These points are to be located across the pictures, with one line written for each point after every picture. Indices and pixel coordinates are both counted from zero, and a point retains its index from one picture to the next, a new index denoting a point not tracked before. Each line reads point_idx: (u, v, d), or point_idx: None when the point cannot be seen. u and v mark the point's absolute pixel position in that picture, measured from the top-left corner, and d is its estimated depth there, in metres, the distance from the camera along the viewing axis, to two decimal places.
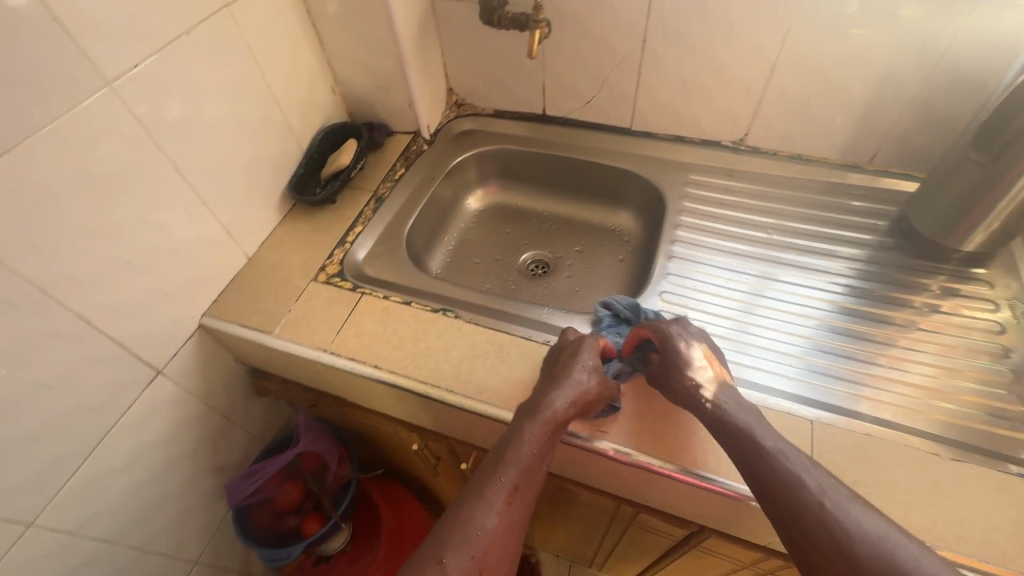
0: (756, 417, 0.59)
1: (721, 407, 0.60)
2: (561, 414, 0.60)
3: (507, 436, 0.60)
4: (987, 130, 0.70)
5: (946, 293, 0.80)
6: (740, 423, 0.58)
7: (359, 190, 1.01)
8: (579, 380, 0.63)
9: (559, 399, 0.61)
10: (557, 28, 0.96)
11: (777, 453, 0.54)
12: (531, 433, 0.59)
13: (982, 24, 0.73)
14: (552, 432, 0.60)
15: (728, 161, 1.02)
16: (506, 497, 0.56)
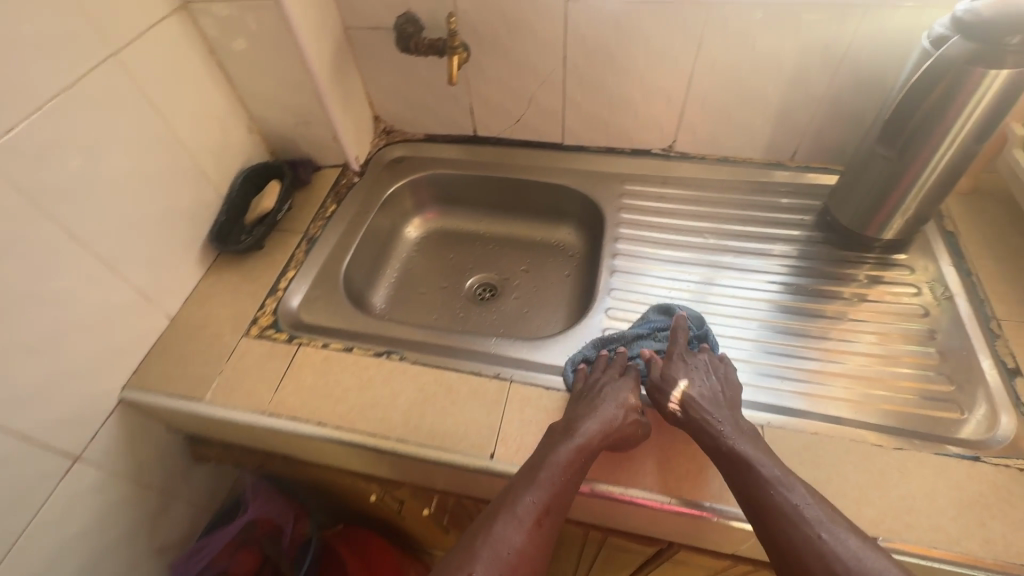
0: (753, 440, 0.60)
1: (726, 426, 0.62)
2: (590, 440, 0.62)
3: (539, 455, 0.61)
4: (889, 125, 0.72)
5: (874, 281, 0.83)
6: (750, 442, 0.60)
7: (288, 231, 0.96)
8: (611, 412, 0.65)
9: (590, 426, 0.63)
10: (478, 51, 0.94)
11: (774, 476, 0.56)
12: (562, 458, 0.60)
13: (876, 25, 0.77)
14: (583, 460, 0.61)
15: (660, 168, 1.03)
16: (535, 518, 0.57)
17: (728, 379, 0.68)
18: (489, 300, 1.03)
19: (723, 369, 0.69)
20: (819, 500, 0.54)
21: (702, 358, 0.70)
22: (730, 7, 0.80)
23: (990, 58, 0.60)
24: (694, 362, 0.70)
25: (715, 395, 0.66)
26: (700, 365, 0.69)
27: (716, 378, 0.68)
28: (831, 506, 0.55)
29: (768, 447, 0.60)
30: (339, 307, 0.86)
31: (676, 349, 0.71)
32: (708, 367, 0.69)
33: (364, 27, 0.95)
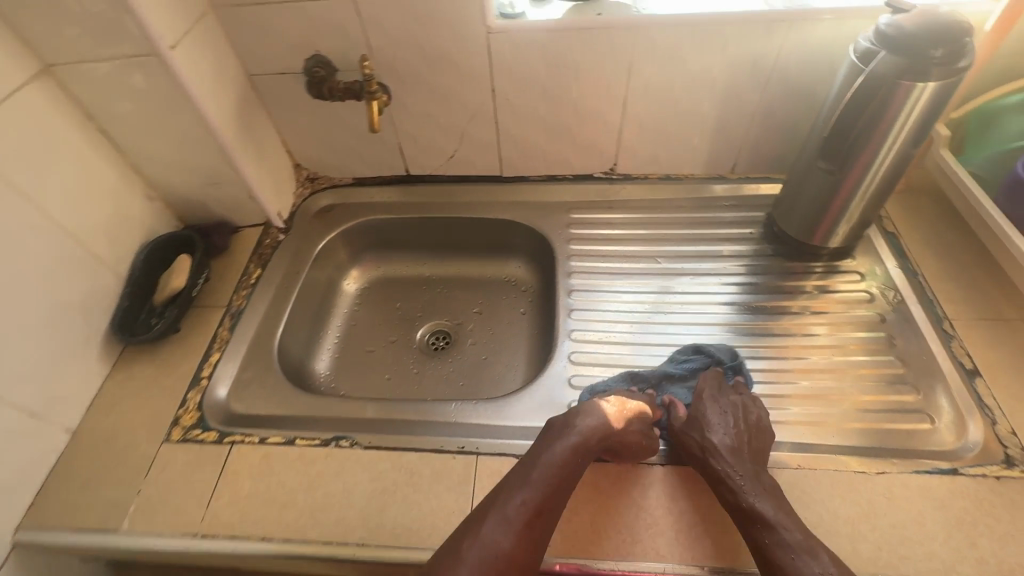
0: (774, 497, 0.57)
1: (746, 480, 0.58)
2: (586, 439, 0.61)
3: (533, 455, 0.61)
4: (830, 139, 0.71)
5: (828, 290, 0.83)
6: (772, 499, 0.56)
7: (208, 306, 0.85)
8: (605, 410, 0.64)
9: (591, 426, 0.62)
10: (400, 90, 0.88)
11: (784, 536, 0.53)
12: (556, 456, 0.60)
13: (800, 38, 0.76)
14: (578, 459, 0.60)
15: (604, 192, 0.99)
16: (527, 517, 0.56)
17: (759, 422, 0.65)
18: (445, 349, 0.97)
19: (758, 411, 0.66)
20: (836, 563, 0.50)
21: (734, 397, 0.67)
22: (657, 29, 0.77)
23: (918, 72, 0.60)
24: (722, 401, 0.66)
25: (739, 437, 0.62)
26: (728, 406, 0.66)
27: (745, 420, 0.64)
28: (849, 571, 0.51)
29: (792, 507, 0.57)
30: (276, 389, 0.77)
31: (703, 388, 0.69)
32: (738, 406, 0.66)
33: (271, 73, 0.86)
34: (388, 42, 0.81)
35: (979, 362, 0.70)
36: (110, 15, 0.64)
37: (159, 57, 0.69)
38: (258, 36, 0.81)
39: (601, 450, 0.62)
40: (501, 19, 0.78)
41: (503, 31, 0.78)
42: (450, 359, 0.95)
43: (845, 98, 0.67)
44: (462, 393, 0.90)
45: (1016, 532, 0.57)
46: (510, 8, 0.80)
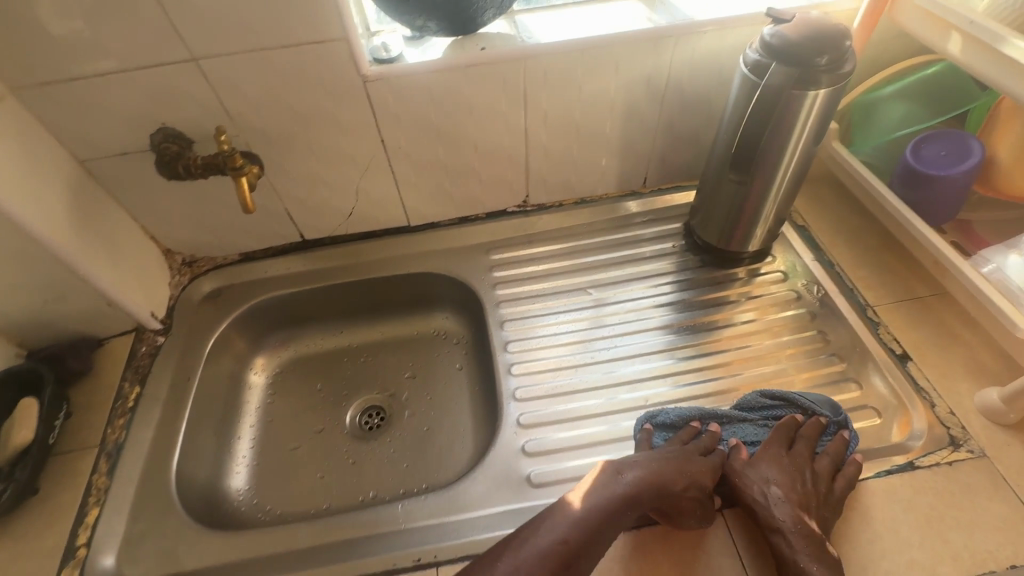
0: (818, 548, 0.54)
1: (792, 525, 0.56)
2: (636, 493, 0.58)
3: (583, 488, 0.60)
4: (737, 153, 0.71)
5: (755, 293, 0.82)
6: (813, 547, 0.54)
7: (76, 450, 0.69)
8: (669, 478, 0.59)
9: (641, 473, 0.60)
10: (275, 154, 0.77)
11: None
12: (605, 501, 0.58)
13: (687, 52, 0.75)
14: (624, 506, 0.58)
15: (522, 227, 0.94)
16: (559, 562, 0.54)
17: (843, 497, 0.59)
18: (381, 427, 0.87)
19: (845, 486, 0.60)
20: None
21: (819, 461, 0.61)
22: (546, 59, 0.72)
23: (807, 81, 0.60)
24: (796, 463, 0.61)
25: (808, 495, 0.58)
26: (797, 466, 0.61)
27: (821, 483, 0.59)
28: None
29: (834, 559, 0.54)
30: (181, 537, 0.64)
31: (776, 446, 0.63)
32: (814, 469, 0.60)
33: (108, 155, 0.72)
34: (249, 104, 0.70)
35: (907, 346, 0.72)
36: None
37: None
38: (81, 116, 0.67)
39: (649, 506, 0.58)
40: (376, 66, 0.70)
41: (381, 79, 0.70)
42: (390, 439, 0.86)
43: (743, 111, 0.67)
44: (408, 478, 0.81)
45: (978, 519, 0.58)
46: (384, 51, 0.72)
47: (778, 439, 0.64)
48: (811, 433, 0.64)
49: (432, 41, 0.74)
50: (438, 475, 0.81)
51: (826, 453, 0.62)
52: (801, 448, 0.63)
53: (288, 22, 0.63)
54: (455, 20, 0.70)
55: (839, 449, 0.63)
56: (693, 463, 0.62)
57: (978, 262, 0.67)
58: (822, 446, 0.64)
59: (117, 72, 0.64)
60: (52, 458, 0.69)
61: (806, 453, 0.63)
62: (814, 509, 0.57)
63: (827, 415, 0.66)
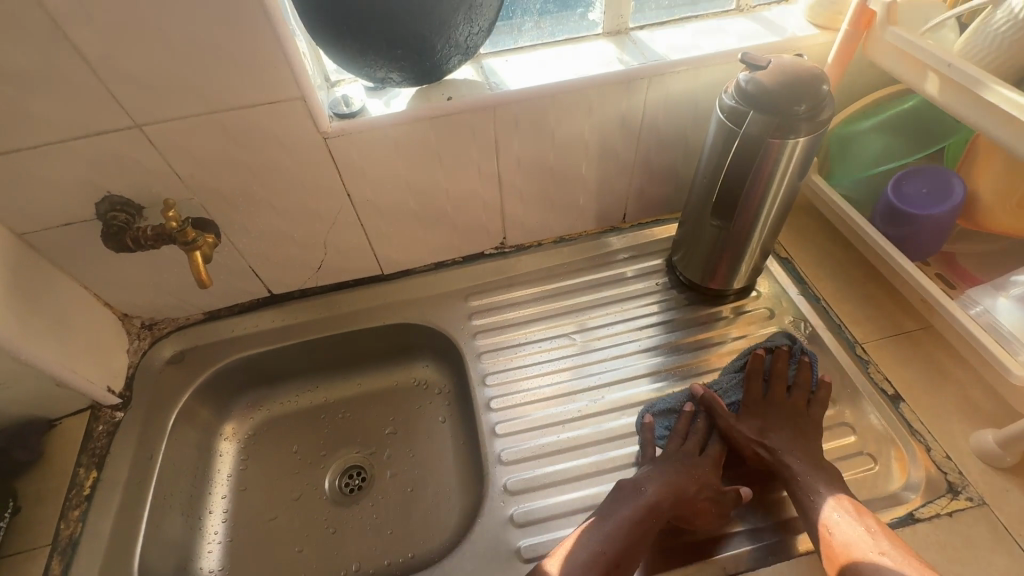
0: (822, 472, 0.63)
1: (795, 461, 0.65)
2: (659, 501, 0.62)
3: (609, 502, 0.63)
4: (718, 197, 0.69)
5: (741, 331, 0.81)
6: (822, 474, 0.63)
7: (27, 549, 0.64)
8: (678, 479, 0.64)
9: (660, 479, 0.64)
10: (233, 215, 0.72)
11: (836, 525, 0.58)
12: (632, 512, 0.61)
13: (662, 91, 0.72)
14: (653, 513, 0.61)
15: (500, 269, 0.90)
16: (604, 569, 0.57)
17: (820, 420, 0.68)
18: (363, 489, 0.83)
19: (818, 410, 0.69)
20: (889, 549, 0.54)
21: (795, 396, 0.70)
22: (515, 106, 0.69)
23: (787, 129, 0.58)
24: (777, 403, 0.70)
25: (795, 428, 0.68)
26: (780, 404, 0.70)
27: (797, 413, 0.69)
28: (900, 557, 0.53)
29: (837, 474, 0.63)
30: None
31: (755, 386, 0.72)
32: (796, 406, 0.70)
33: (49, 227, 0.66)
34: (201, 167, 0.66)
35: (898, 386, 0.70)
36: None
37: None
38: (16, 190, 0.62)
39: (670, 515, 0.62)
40: (337, 121, 0.66)
41: (341, 134, 0.66)
42: (372, 503, 0.81)
43: (722, 156, 0.64)
44: (392, 547, 0.77)
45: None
46: (344, 105, 0.68)
47: (754, 384, 0.73)
48: (782, 365, 0.73)
49: (395, 92, 0.70)
50: (425, 539, 0.77)
51: (797, 383, 0.71)
52: (776, 386, 0.72)
53: (238, 84, 0.59)
54: (419, 69, 0.67)
55: (808, 374, 0.72)
56: (697, 465, 0.67)
57: (966, 303, 0.66)
58: (792, 374, 0.72)
59: (52, 143, 0.59)
60: (1, 561, 0.63)
61: (780, 389, 0.71)
62: (803, 438, 0.67)
63: (787, 344, 0.75)
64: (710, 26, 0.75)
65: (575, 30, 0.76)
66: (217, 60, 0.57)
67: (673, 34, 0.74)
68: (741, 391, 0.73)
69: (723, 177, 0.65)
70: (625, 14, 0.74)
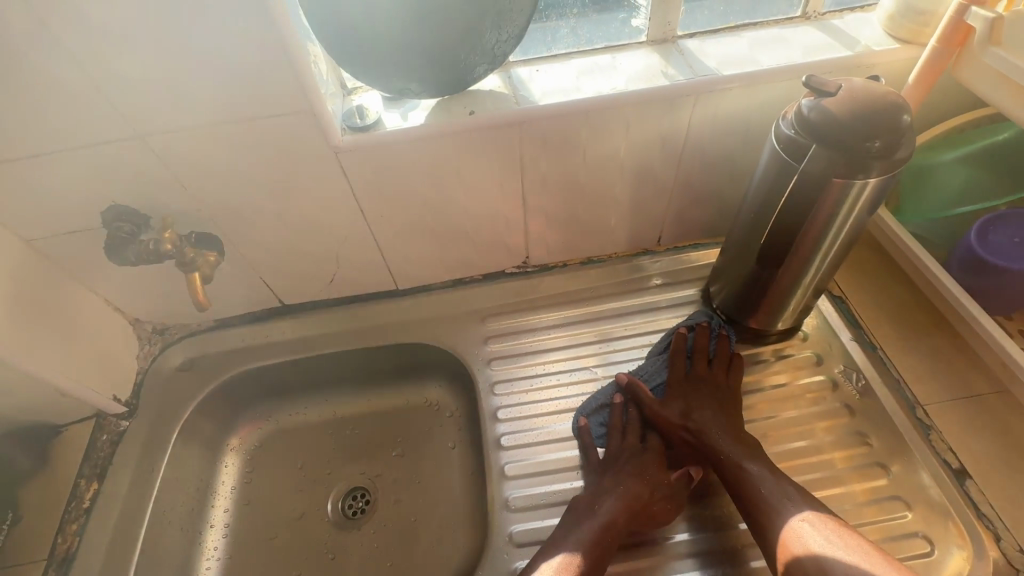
0: (743, 445, 0.64)
1: (718, 437, 0.65)
2: (613, 519, 0.61)
3: (562, 528, 0.62)
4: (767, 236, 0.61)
5: (782, 378, 0.73)
6: (745, 447, 0.64)
7: (23, 562, 0.64)
8: (626, 487, 0.64)
9: (611, 497, 0.63)
10: (242, 227, 0.69)
11: (771, 498, 0.59)
12: (586, 535, 0.60)
13: (709, 109, 0.64)
14: (610, 527, 0.61)
15: (521, 290, 0.85)
16: None
17: (737, 389, 0.71)
18: (365, 513, 0.80)
19: (736, 378, 0.72)
20: (856, 538, 0.54)
21: (715, 369, 0.72)
22: (543, 123, 0.63)
23: (855, 168, 0.50)
24: (695, 377, 0.72)
25: (720, 402, 0.69)
26: (701, 378, 0.71)
27: (716, 386, 0.71)
28: (874, 552, 0.53)
29: (756, 445, 0.65)
30: None
31: (678, 363, 0.74)
32: (716, 380, 0.71)
33: (56, 234, 0.65)
34: (207, 179, 0.62)
35: (965, 459, 0.62)
36: None
37: None
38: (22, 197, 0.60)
39: (627, 528, 0.62)
40: (349, 134, 0.61)
41: (354, 149, 0.61)
42: (374, 529, 0.78)
43: (778, 192, 0.57)
44: None
45: None
46: (358, 116, 0.63)
47: (679, 363, 0.74)
48: (700, 338, 0.74)
49: (414, 102, 0.65)
50: None
51: (716, 356, 0.73)
52: (696, 362, 0.73)
53: (244, 96, 0.55)
54: (441, 79, 0.61)
55: (723, 344, 0.74)
56: (643, 465, 0.66)
57: None
58: (711, 349, 0.74)
59: (54, 152, 0.57)
60: None
61: (701, 363, 0.73)
62: (726, 413, 0.68)
63: (706, 320, 0.76)
64: (770, 37, 0.67)
65: (616, 37, 0.68)
66: (220, 70, 0.52)
67: (726, 44, 0.66)
68: (666, 372, 0.74)
69: (778, 213, 0.58)
70: (673, 22, 0.66)
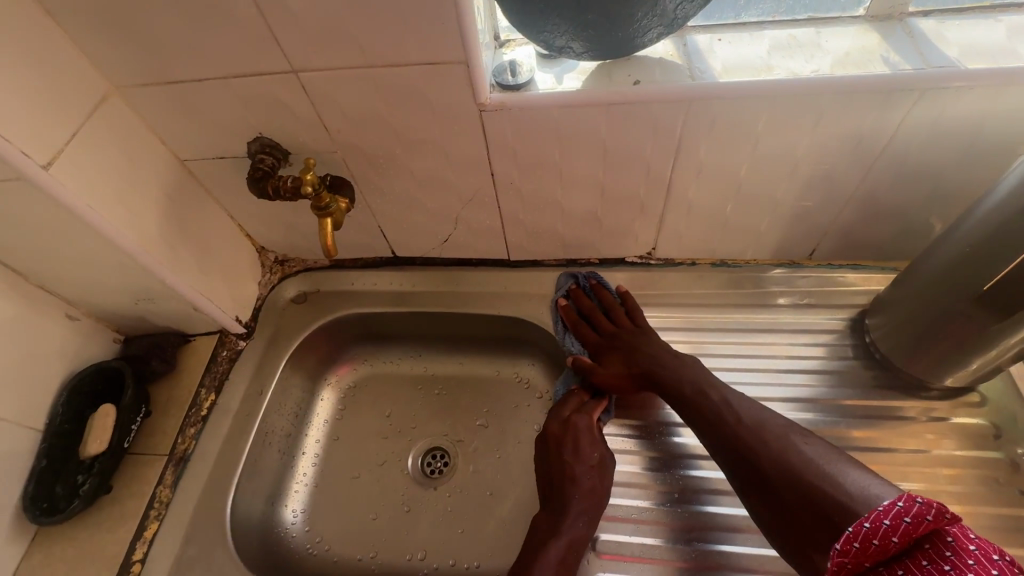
0: (681, 368, 0.64)
1: (657, 376, 0.65)
2: (573, 527, 0.60)
3: (530, 543, 0.60)
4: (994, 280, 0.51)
5: (940, 443, 0.62)
6: (678, 371, 0.64)
7: (148, 453, 0.70)
8: (577, 481, 0.62)
9: (572, 513, 0.60)
10: (374, 176, 0.68)
11: (726, 406, 0.60)
12: (553, 550, 0.58)
13: (933, 111, 0.52)
14: (571, 529, 0.60)
15: (639, 282, 0.78)
16: None
17: (648, 329, 0.71)
18: (443, 474, 0.80)
19: (640, 319, 0.72)
20: (786, 428, 0.57)
21: (623, 324, 0.72)
22: (717, 104, 0.54)
23: None
24: (610, 338, 0.71)
25: (638, 348, 0.68)
26: (618, 335, 0.71)
27: (632, 336, 0.70)
28: (793, 432, 0.57)
29: (693, 364, 0.65)
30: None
31: (586, 331, 0.74)
32: (628, 331, 0.71)
33: (206, 157, 0.67)
34: (350, 123, 0.61)
35: None
36: None
37: (28, 182, 0.50)
38: (181, 117, 0.62)
39: (586, 524, 0.61)
40: (498, 92, 0.57)
41: (501, 108, 0.57)
42: (450, 492, 0.78)
43: None
44: (462, 547, 0.74)
45: None
46: (511, 73, 0.58)
47: (586, 330, 0.74)
48: (587, 304, 0.75)
49: (571, 64, 0.58)
50: (495, 552, 0.73)
51: (611, 309, 0.74)
52: (603, 321, 0.73)
53: (402, 40, 0.51)
54: (608, 42, 0.53)
55: (609, 296, 0.75)
56: (580, 442, 0.64)
57: None
58: (602, 304, 0.75)
59: (215, 79, 0.57)
60: (128, 458, 0.70)
61: (607, 322, 0.73)
62: (648, 351, 0.67)
63: (574, 283, 0.77)
64: None
65: (824, 8, 0.57)
66: (383, 10, 0.49)
67: (974, 28, 0.53)
68: (582, 342, 0.74)
69: None
70: None
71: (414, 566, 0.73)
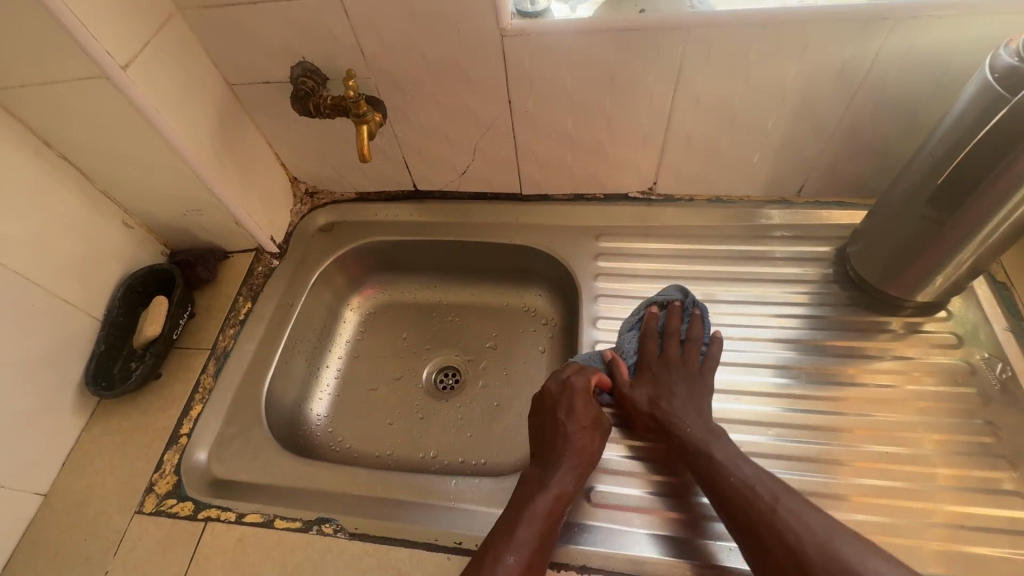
0: (709, 430, 0.60)
1: (679, 427, 0.62)
2: (563, 485, 0.59)
3: (518, 496, 0.59)
4: (946, 185, 0.57)
5: (908, 352, 0.69)
6: (704, 433, 0.60)
7: (193, 347, 0.78)
8: (569, 439, 0.62)
9: (562, 467, 0.60)
10: (402, 103, 0.75)
11: (756, 480, 0.55)
12: (541, 504, 0.57)
13: (907, 40, 0.58)
14: (560, 485, 0.59)
15: (640, 216, 0.84)
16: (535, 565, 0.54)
17: (707, 386, 0.66)
18: (454, 388, 0.87)
19: (707, 369, 0.67)
20: (828, 517, 0.51)
21: (687, 360, 0.68)
22: (713, 31, 0.61)
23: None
24: (672, 366, 0.67)
25: (683, 391, 0.65)
26: (679, 370, 0.67)
27: (686, 378, 0.66)
28: (839, 525, 0.51)
29: (727, 436, 0.60)
30: (261, 449, 0.70)
31: (651, 344, 0.70)
32: (683, 371, 0.67)
33: (253, 82, 0.74)
34: (383, 49, 0.68)
35: None
36: (50, 41, 0.54)
37: (108, 81, 0.58)
38: (233, 41, 0.69)
39: (575, 484, 0.60)
40: (518, 19, 0.64)
41: (521, 34, 0.63)
42: (461, 403, 0.86)
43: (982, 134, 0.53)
44: (471, 448, 0.81)
45: None
46: (530, 2, 0.65)
47: (652, 346, 0.70)
48: (671, 320, 0.70)
49: None
50: (500, 454, 0.80)
51: (689, 340, 0.69)
52: (670, 345, 0.69)
53: None
54: None
55: (696, 323, 0.70)
56: (580, 404, 0.65)
57: None
58: (683, 330, 0.70)
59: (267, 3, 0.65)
60: (174, 351, 0.78)
61: (673, 347, 0.69)
62: (690, 401, 0.64)
63: (679, 298, 0.71)
64: None
65: None
66: None
67: None
68: (641, 352, 0.71)
69: (972, 146, 0.54)
70: None
71: (427, 463, 0.80)
